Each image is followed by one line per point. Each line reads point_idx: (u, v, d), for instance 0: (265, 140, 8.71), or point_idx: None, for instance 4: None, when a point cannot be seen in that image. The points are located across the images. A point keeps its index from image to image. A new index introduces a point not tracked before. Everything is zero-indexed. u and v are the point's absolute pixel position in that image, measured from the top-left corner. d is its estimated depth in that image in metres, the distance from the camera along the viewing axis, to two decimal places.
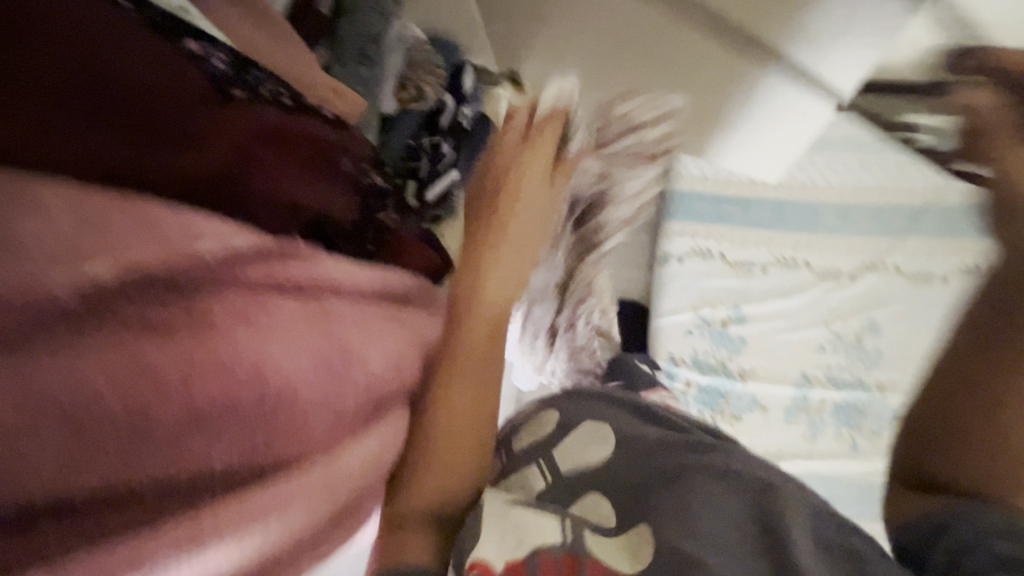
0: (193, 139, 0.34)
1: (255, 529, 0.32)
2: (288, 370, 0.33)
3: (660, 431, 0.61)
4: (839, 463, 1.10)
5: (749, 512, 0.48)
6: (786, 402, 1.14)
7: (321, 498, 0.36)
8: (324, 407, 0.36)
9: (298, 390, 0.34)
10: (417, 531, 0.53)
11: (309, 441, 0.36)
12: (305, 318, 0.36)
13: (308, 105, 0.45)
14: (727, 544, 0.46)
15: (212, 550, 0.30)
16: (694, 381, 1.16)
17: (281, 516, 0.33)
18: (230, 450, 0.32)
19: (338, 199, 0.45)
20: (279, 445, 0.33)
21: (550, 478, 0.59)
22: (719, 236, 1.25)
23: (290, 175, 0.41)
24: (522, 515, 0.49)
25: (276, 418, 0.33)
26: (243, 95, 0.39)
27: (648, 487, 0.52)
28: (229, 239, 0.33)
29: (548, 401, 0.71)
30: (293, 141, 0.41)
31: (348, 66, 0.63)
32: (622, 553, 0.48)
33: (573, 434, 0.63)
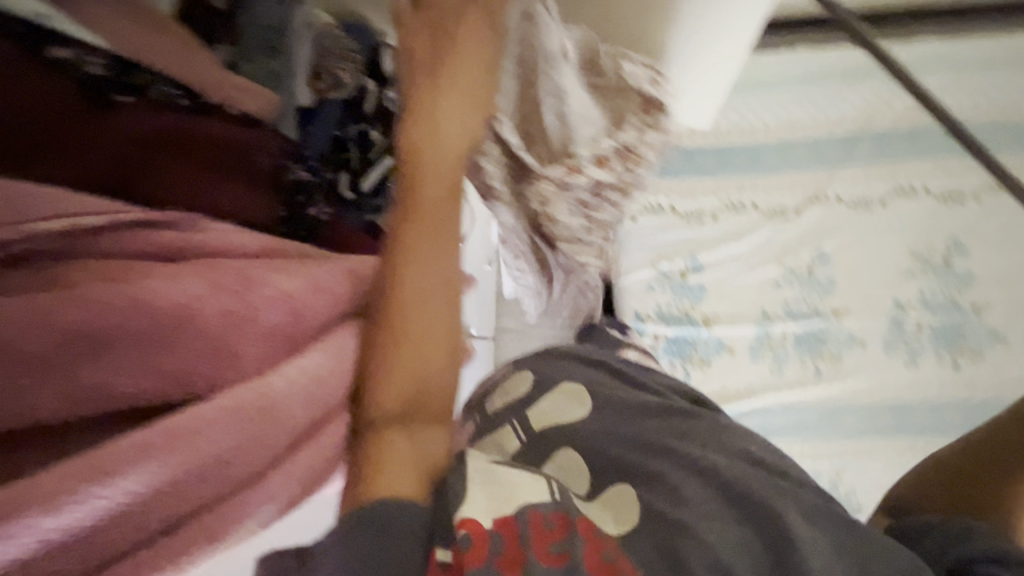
0: (143, 164, 0.51)
1: (178, 454, 0.40)
2: (172, 299, 0.42)
3: (640, 394, 0.65)
4: (806, 393, 1.13)
5: (735, 474, 0.53)
6: (750, 342, 1.17)
7: (255, 427, 0.43)
8: (234, 338, 0.45)
9: (194, 313, 0.43)
10: (402, 465, 0.49)
11: (225, 361, 0.45)
12: (205, 275, 0.45)
13: (198, 96, 0.55)
14: (711, 513, 0.50)
15: (135, 474, 0.38)
16: (662, 334, 1.19)
17: (179, 460, 0.40)
18: (168, 364, 0.43)
19: (256, 198, 0.59)
20: (189, 371, 0.43)
21: (525, 437, 0.61)
22: (669, 190, 1.27)
23: (210, 180, 0.56)
24: (508, 476, 0.51)
25: (172, 345, 0.42)
26: (160, 108, 0.53)
27: (626, 452, 0.57)
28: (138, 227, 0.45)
29: (520, 363, 0.73)
30: (206, 152, 0.56)
31: (259, 62, 0.66)
32: (609, 517, 0.52)
33: (548, 390, 0.66)
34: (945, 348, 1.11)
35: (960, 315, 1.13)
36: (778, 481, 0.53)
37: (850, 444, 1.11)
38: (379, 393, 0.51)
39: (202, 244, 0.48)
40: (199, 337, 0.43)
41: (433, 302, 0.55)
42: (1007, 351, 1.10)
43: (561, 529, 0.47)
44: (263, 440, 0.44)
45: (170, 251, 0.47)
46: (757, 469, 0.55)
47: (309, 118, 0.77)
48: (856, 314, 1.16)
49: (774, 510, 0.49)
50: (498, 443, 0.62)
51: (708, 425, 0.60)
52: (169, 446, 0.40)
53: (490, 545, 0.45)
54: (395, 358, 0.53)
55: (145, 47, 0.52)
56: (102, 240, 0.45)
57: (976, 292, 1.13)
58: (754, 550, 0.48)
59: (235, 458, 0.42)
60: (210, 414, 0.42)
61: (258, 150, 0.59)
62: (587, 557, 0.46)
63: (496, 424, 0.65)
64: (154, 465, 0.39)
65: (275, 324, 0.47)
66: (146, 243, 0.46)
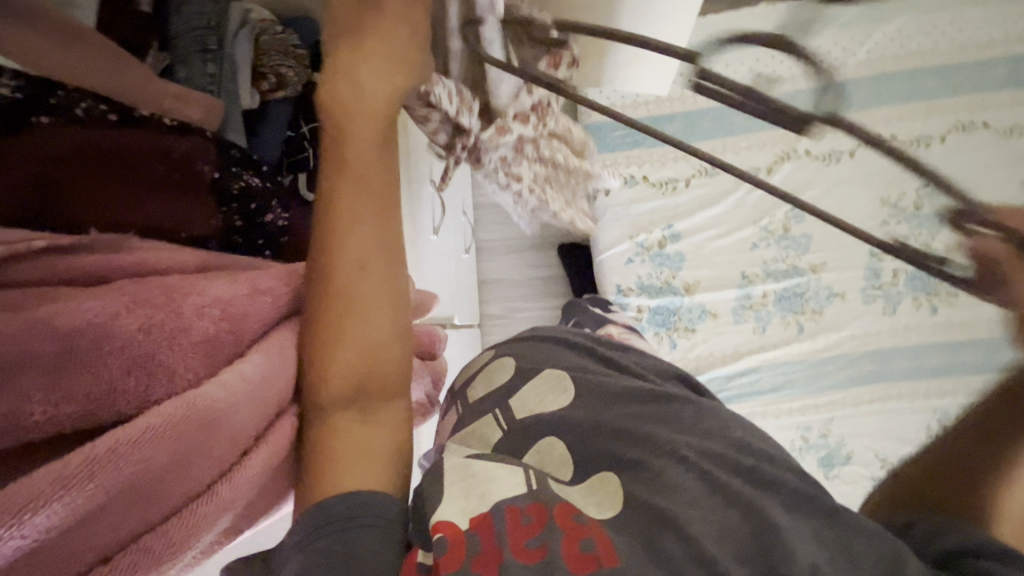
0: (81, 184, 0.46)
1: (102, 481, 0.33)
2: (82, 318, 0.35)
3: (623, 379, 0.59)
4: (790, 349, 1.17)
5: (723, 466, 0.49)
6: (732, 304, 1.21)
7: (197, 437, 0.37)
8: (166, 349, 0.38)
9: (112, 339, 0.36)
10: (351, 452, 0.49)
11: (196, 386, 0.41)
12: (125, 293, 0.39)
13: (133, 110, 0.50)
14: (700, 500, 0.47)
15: (70, 497, 0.31)
16: (645, 306, 1.23)
17: (138, 461, 0.34)
18: (131, 402, 0.37)
19: (198, 206, 0.54)
20: (112, 393, 0.36)
21: (508, 425, 0.57)
22: (639, 160, 1.27)
23: (148, 193, 0.50)
24: (482, 469, 0.50)
25: (98, 367, 0.35)
26: (72, 118, 0.46)
27: (612, 441, 0.52)
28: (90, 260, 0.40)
29: (500, 349, 0.68)
30: (138, 152, 0.50)
31: (194, 65, 0.63)
32: (588, 501, 0.50)
33: (530, 382, 0.60)
34: (920, 292, 1.15)
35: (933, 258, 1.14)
36: (760, 467, 0.49)
37: (839, 396, 1.14)
38: (319, 378, 0.50)
39: (129, 263, 0.42)
40: (122, 353, 0.36)
41: (367, 283, 0.52)
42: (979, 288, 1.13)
43: (540, 522, 0.45)
44: (208, 451, 0.39)
45: (94, 271, 0.41)
46: (744, 453, 0.51)
47: (256, 121, 0.75)
48: (835, 267, 1.19)
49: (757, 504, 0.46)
50: (474, 437, 0.58)
51: (694, 411, 0.56)
52: (88, 471, 0.32)
53: (467, 547, 0.43)
54: (332, 348, 0.50)
55: (73, 68, 0.46)
56: (29, 266, 0.38)
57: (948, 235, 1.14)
58: (735, 539, 0.44)
59: (185, 469, 0.37)
60: (141, 430, 0.35)
61: (196, 161, 0.54)
62: (567, 547, 0.43)
63: (473, 417, 0.61)
64: (102, 480, 0.33)
65: (212, 331, 0.41)
66: (71, 270, 0.40)
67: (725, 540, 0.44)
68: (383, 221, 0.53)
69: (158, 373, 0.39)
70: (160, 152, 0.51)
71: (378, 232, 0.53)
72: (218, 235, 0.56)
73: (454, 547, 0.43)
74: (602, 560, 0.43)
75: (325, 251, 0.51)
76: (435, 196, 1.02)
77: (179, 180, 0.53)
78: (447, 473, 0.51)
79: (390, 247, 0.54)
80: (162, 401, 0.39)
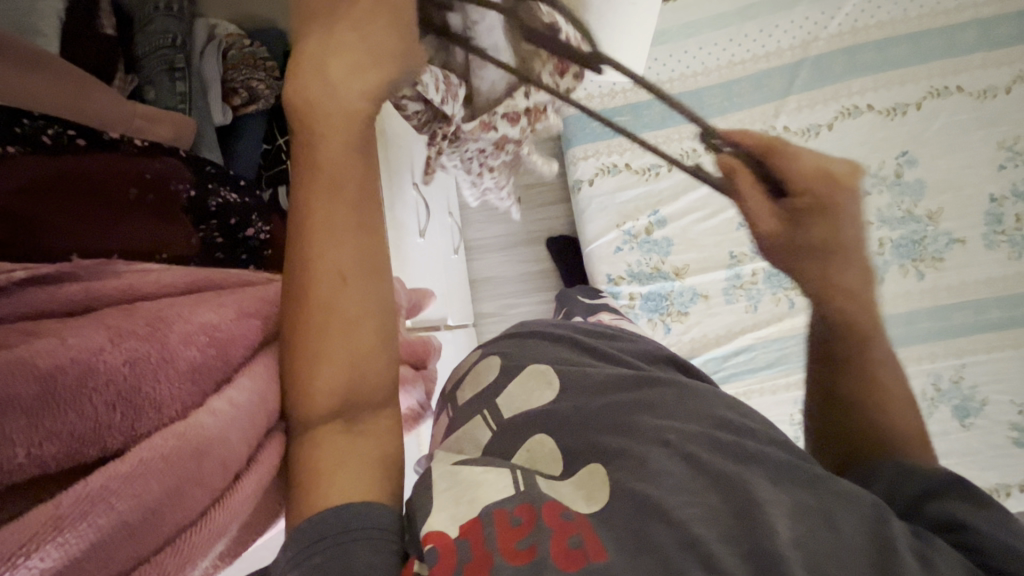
0: (55, 214, 0.44)
1: (97, 518, 0.33)
2: (66, 355, 0.34)
3: (605, 369, 0.61)
4: (780, 325, 1.20)
5: (706, 448, 0.49)
6: (722, 285, 1.23)
7: (189, 467, 0.37)
8: (152, 380, 0.38)
9: (98, 373, 0.35)
10: (342, 465, 0.47)
11: (184, 400, 0.40)
12: (109, 324, 0.38)
13: (102, 134, 0.50)
14: (683, 479, 0.46)
15: (65, 536, 0.31)
16: (636, 292, 1.26)
17: (127, 499, 0.34)
18: (118, 431, 0.36)
19: (176, 226, 0.53)
20: (102, 430, 0.35)
21: (496, 424, 0.57)
22: (620, 149, 1.27)
23: (122, 211, 0.50)
24: (470, 475, 0.49)
25: (86, 403, 0.34)
26: (43, 146, 0.45)
27: (596, 432, 0.52)
28: (59, 285, 0.40)
29: (489, 349, 0.73)
30: (109, 172, 0.49)
31: (162, 85, 0.62)
32: (578, 494, 0.48)
33: (514, 380, 0.62)
34: (907, 259, 1.12)
35: (917, 225, 1.12)
36: (739, 443, 0.49)
37: None
38: (305, 395, 0.48)
39: (115, 290, 0.42)
40: (109, 388, 0.35)
41: (346, 294, 0.49)
42: (964, 251, 1.10)
43: (529, 521, 0.43)
44: (200, 480, 0.38)
45: (78, 300, 0.40)
46: (721, 435, 0.51)
47: (229, 136, 0.73)
48: None
49: (743, 482, 0.45)
50: (465, 441, 0.58)
51: (674, 394, 0.57)
52: (82, 509, 0.32)
53: (458, 554, 0.41)
54: (315, 363, 0.48)
55: (44, 96, 0.46)
56: (16, 299, 0.38)
57: (929, 200, 1.12)
58: (725, 520, 0.43)
59: (182, 495, 0.37)
60: (132, 467, 0.35)
61: (170, 180, 0.54)
62: (556, 544, 0.42)
63: (466, 418, 0.61)
64: (97, 515, 0.33)
65: (198, 358, 0.41)
66: (55, 302, 0.39)
67: (713, 521, 0.43)
68: (358, 228, 0.50)
69: (154, 399, 0.38)
70: (130, 163, 0.51)
71: (356, 240, 0.50)
72: (202, 252, 0.55)
73: (445, 557, 0.41)
74: (591, 556, 0.41)
75: (303, 264, 0.49)
76: (419, 200, 1.02)
77: (157, 199, 0.52)
78: (435, 482, 0.50)
79: (368, 257, 0.51)
80: (149, 415, 0.38)
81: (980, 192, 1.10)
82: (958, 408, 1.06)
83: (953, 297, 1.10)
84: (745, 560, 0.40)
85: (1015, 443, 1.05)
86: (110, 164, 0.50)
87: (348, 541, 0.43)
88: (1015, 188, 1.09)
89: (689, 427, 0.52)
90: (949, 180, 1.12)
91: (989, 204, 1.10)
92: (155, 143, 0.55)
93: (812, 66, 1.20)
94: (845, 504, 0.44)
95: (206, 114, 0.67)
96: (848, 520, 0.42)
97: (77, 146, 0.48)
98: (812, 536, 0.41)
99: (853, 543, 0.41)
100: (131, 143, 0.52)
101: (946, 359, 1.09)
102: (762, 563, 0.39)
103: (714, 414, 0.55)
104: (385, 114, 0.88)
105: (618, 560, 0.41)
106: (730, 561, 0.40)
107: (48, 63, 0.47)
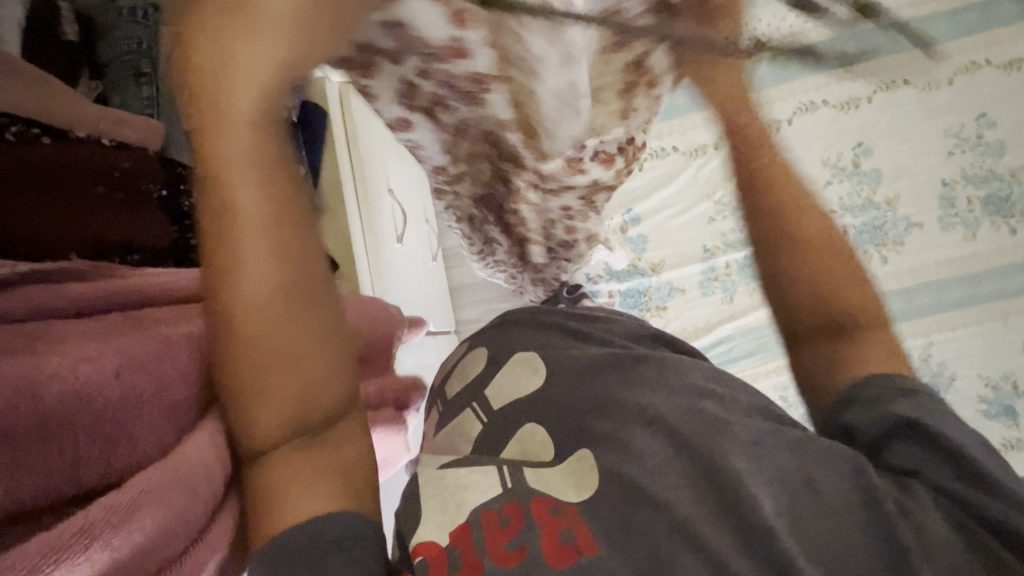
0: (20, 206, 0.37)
1: (96, 552, 0.27)
2: (68, 381, 0.28)
3: (594, 350, 0.47)
4: (759, 315, 1.15)
5: (686, 419, 0.37)
6: (698, 278, 1.18)
7: (184, 500, 0.31)
8: (142, 409, 0.32)
9: (93, 403, 0.29)
10: (291, 487, 0.34)
11: (166, 427, 0.33)
12: (104, 342, 0.32)
13: (69, 134, 0.41)
14: (667, 467, 0.35)
15: (64, 569, 0.25)
16: (615, 289, 1.19)
17: (134, 528, 0.28)
18: (109, 460, 0.30)
19: (147, 228, 0.46)
20: (87, 465, 0.29)
21: (489, 415, 0.44)
22: None
23: (95, 208, 0.42)
24: (456, 477, 0.38)
25: (75, 439, 0.28)
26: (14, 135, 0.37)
27: (581, 417, 0.40)
28: (56, 295, 0.32)
29: (476, 337, 0.54)
30: (83, 161, 0.42)
31: (128, 90, 0.56)
32: (568, 482, 0.37)
33: (502, 367, 0.47)
34: (870, 244, 1.20)
35: (876, 211, 1.21)
36: (721, 413, 0.38)
37: None
38: (243, 437, 0.34)
39: (114, 297, 0.35)
40: (100, 423, 0.29)
41: (281, 335, 0.34)
42: (922, 234, 1.19)
43: (519, 520, 0.35)
44: (190, 515, 0.31)
45: (82, 304, 0.33)
46: (721, 400, 0.39)
47: None
48: None
49: (721, 460, 0.35)
50: (454, 436, 0.45)
51: (656, 371, 0.42)
52: (83, 541, 0.26)
53: (449, 565, 0.33)
54: (248, 411, 0.34)
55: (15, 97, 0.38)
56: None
57: (886, 187, 1.21)
58: (706, 492, 0.34)
59: (171, 532, 0.30)
60: (134, 495, 0.29)
61: (139, 179, 0.46)
62: (547, 542, 0.34)
63: (451, 416, 0.47)
64: (97, 547, 0.27)
65: (182, 397, 0.34)
66: (51, 302, 0.32)
67: (697, 494, 0.34)
68: (286, 249, 0.34)
69: (143, 425, 0.32)
70: (105, 151, 0.44)
71: (285, 265, 0.34)
72: (172, 252, 0.48)
73: (438, 567, 0.33)
74: (582, 552, 0.33)
75: (220, 289, 0.34)
76: (394, 205, 0.93)
77: (135, 196, 0.45)
78: (420, 488, 0.39)
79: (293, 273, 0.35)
80: (136, 443, 0.31)
81: (933, 177, 1.20)
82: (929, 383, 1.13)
83: (916, 279, 1.18)
84: (736, 540, 0.32)
85: (984, 414, 1.12)
86: (85, 155, 0.42)
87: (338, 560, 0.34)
88: (964, 172, 1.18)
89: (718, 459, 0.35)
90: (905, 167, 1.21)
91: (942, 188, 1.19)
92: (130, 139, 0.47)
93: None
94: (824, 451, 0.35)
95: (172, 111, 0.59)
96: (840, 476, 0.34)
97: (52, 132, 0.40)
98: (796, 502, 0.33)
99: (858, 502, 0.33)
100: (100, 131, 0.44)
101: (914, 338, 1.16)
102: (754, 542, 0.32)
103: (693, 382, 0.41)
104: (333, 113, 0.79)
105: (614, 553, 0.33)
106: (727, 555, 0.32)
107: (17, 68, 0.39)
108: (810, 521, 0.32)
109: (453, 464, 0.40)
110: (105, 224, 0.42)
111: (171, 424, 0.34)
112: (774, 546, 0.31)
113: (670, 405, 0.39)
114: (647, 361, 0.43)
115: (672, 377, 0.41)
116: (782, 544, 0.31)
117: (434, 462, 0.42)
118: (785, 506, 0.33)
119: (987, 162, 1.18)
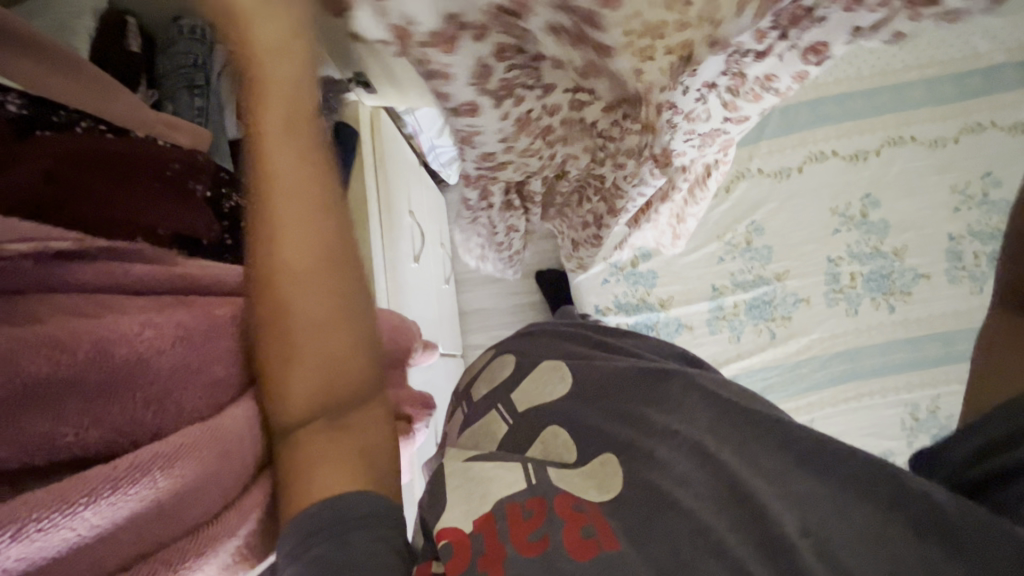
0: (88, 190, 0.40)
1: (139, 488, 0.28)
2: (131, 334, 0.31)
3: (624, 361, 0.48)
4: (766, 356, 1.15)
5: (713, 438, 0.39)
6: (705, 316, 1.18)
7: (216, 462, 0.32)
8: (192, 372, 0.34)
9: (149, 361, 0.32)
10: (318, 469, 0.35)
11: (215, 395, 0.35)
12: (164, 310, 0.35)
13: (131, 132, 0.45)
14: (689, 478, 0.36)
15: (116, 496, 0.27)
16: (624, 323, 1.18)
17: (174, 474, 0.30)
18: (163, 414, 0.32)
19: (196, 220, 0.47)
20: (140, 421, 0.31)
21: (514, 417, 0.45)
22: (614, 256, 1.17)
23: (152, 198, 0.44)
24: (481, 470, 0.39)
25: (131, 394, 0.31)
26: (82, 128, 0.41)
27: (604, 421, 0.42)
28: (123, 268, 0.35)
29: (501, 345, 0.55)
30: (145, 155, 0.44)
31: (181, 100, 0.56)
32: (589, 483, 0.38)
33: (528, 373, 0.48)
34: (878, 293, 1.15)
35: (883, 260, 1.16)
36: (748, 429, 0.39)
37: (816, 397, 1.12)
38: (275, 407, 0.36)
39: (173, 277, 0.38)
40: (149, 385, 0.32)
41: (312, 301, 0.38)
42: (930, 285, 1.14)
43: (542, 513, 0.35)
44: (220, 480, 0.32)
45: (143, 280, 0.36)
46: (754, 413, 0.40)
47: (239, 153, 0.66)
48: (797, 274, 1.18)
49: (744, 486, 0.35)
50: (479, 435, 0.45)
51: (682, 387, 0.43)
52: (132, 473, 0.28)
53: (472, 549, 0.33)
54: (284, 372, 0.37)
55: (73, 96, 0.42)
56: (60, 271, 0.33)
57: (893, 238, 1.17)
58: (726, 503, 0.35)
59: (200, 491, 0.31)
60: (176, 445, 0.30)
61: (189, 177, 0.47)
62: (569, 534, 0.34)
63: (478, 413, 0.48)
64: (142, 484, 0.28)
65: (222, 374, 0.36)
66: (120, 276, 0.35)
67: (720, 507, 0.35)
68: (319, 223, 0.38)
69: (194, 386, 0.34)
70: (162, 145, 0.46)
71: (321, 234, 0.38)
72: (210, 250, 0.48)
73: (460, 554, 0.33)
74: (603, 546, 0.33)
75: (258, 260, 0.37)
76: (414, 225, 0.95)
77: (188, 192, 0.46)
78: (447, 478, 0.39)
79: (330, 252, 0.38)
80: (185, 405, 0.33)
81: (940, 231, 1.16)
82: (938, 436, 1.07)
83: (923, 330, 1.13)
84: (757, 552, 0.33)
85: None
86: (146, 147, 0.45)
87: (366, 532, 0.33)
88: (971, 228, 1.15)
89: (752, 479, 0.36)
90: (911, 220, 1.17)
91: (949, 242, 1.15)
92: (184, 139, 0.49)
93: (810, 109, 1.23)
94: (860, 472, 0.35)
95: (218, 111, 0.59)
96: (873, 506, 0.33)
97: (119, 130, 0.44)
98: (826, 525, 0.33)
99: (881, 507, 0.33)
100: (162, 124, 0.48)
101: (923, 389, 1.10)
102: (777, 555, 0.32)
103: (713, 386, 0.43)
104: (365, 131, 0.79)
105: (634, 552, 0.33)
106: (746, 560, 0.32)
107: (75, 66, 0.43)
108: (845, 540, 0.32)
109: (476, 462, 0.40)
110: (155, 213, 0.44)
111: (218, 392, 0.35)
112: (793, 558, 0.32)
113: (695, 415, 0.41)
114: (675, 372, 0.44)
115: (700, 379, 0.43)
116: (800, 557, 0.32)
117: (456, 458, 0.42)
118: (811, 528, 0.33)
119: (993, 219, 1.14)
